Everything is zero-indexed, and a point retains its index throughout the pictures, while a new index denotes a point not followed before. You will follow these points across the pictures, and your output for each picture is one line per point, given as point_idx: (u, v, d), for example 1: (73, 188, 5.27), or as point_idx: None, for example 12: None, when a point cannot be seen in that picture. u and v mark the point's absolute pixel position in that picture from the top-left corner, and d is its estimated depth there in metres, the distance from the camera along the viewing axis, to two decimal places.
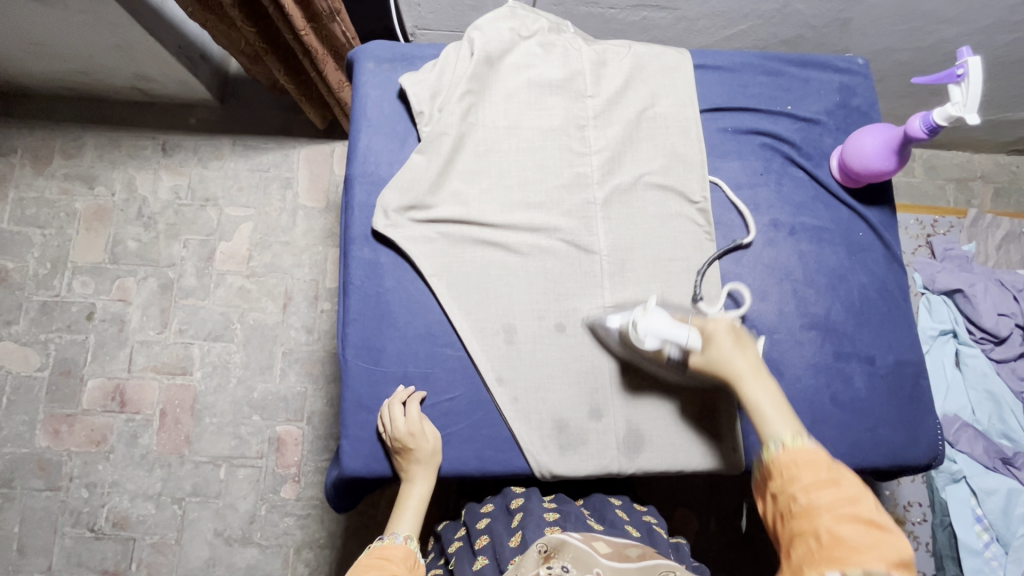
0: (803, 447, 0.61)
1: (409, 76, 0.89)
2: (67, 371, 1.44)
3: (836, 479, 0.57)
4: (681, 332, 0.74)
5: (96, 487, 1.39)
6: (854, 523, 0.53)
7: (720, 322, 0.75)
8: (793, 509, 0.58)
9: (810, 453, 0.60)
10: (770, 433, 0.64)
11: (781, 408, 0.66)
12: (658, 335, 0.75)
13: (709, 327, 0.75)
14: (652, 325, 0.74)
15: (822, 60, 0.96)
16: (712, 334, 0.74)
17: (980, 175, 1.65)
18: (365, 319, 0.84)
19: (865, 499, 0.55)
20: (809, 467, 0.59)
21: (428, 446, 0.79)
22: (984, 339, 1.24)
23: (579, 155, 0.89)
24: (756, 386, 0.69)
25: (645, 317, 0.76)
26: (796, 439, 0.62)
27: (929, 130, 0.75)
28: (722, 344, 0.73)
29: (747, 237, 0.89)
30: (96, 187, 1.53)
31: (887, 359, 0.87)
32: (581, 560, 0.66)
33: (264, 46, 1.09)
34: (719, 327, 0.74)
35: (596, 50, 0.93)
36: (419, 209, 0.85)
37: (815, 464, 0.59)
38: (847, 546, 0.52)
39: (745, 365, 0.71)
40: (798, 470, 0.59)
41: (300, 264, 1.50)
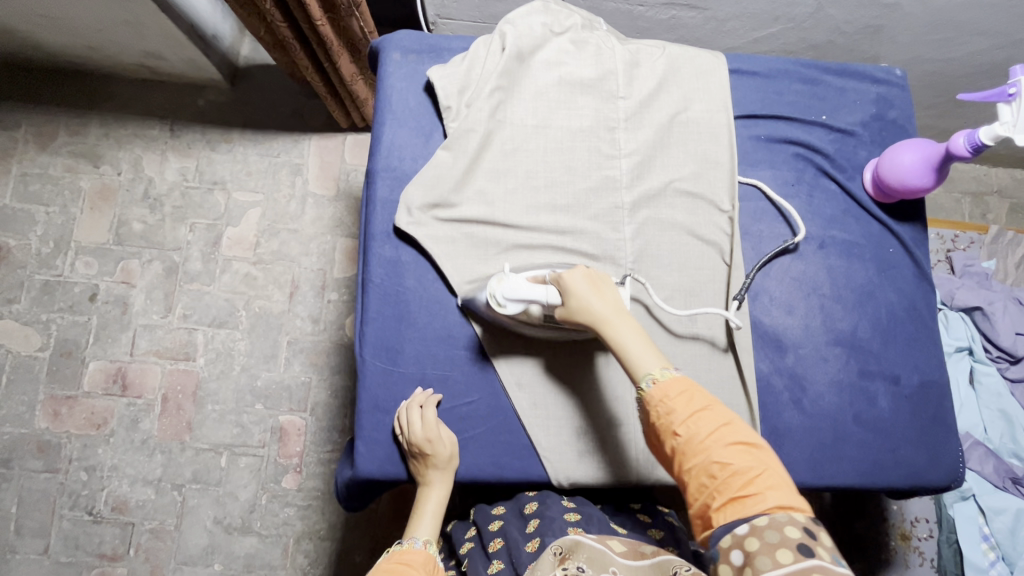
0: (672, 379, 0.65)
1: (436, 70, 0.86)
2: (68, 352, 1.42)
3: (709, 408, 0.62)
4: (534, 292, 0.73)
5: (95, 471, 1.37)
6: (740, 448, 0.60)
7: (570, 273, 0.73)
8: (677, 445, 0.62)
9: (679, 385, 0.64)
10: (641, 371, 0.67)
11: (646, 347, 0.68)
12: (516, 300, 0.74)
13: (559, 280, 0.73)
14: (507, 291, 0.73)
15: (859, 70, 0.94)
16: (567, 286, 0.72)
17: (997, 190, 1.64)
18: (384, 319, 0.82)
19: (734, 419, 0.62)
20: (681, 399, 0.63)
21: (444, 452, 0.77)
22: (1000, 357, 1.23)
23: (608, 158, 0.87)
24: (612, 329, 0.70)
25: (501, 285, 0.75)
26: (665, 373, 0.66)
27: (973, 149, 0.73)
28: (579, 294, 0.72)
29: (797, 239, 0.87)
30: (102, 165, 1.50)
31: (912, 379, 0.86)
32: (594, 559, 0.67)
33: (294, 41, 1.06)
34: (574, 276, 0.73)
35: (629, 50, 0.90)
36: (443, 207, 0.83)
37: (689, 395, 0.63)
38: (736, 475, 0.58)
39: (602, 313, 0.71)
40: (675, 404, 0.63)
41: (308, 253, 1.47)
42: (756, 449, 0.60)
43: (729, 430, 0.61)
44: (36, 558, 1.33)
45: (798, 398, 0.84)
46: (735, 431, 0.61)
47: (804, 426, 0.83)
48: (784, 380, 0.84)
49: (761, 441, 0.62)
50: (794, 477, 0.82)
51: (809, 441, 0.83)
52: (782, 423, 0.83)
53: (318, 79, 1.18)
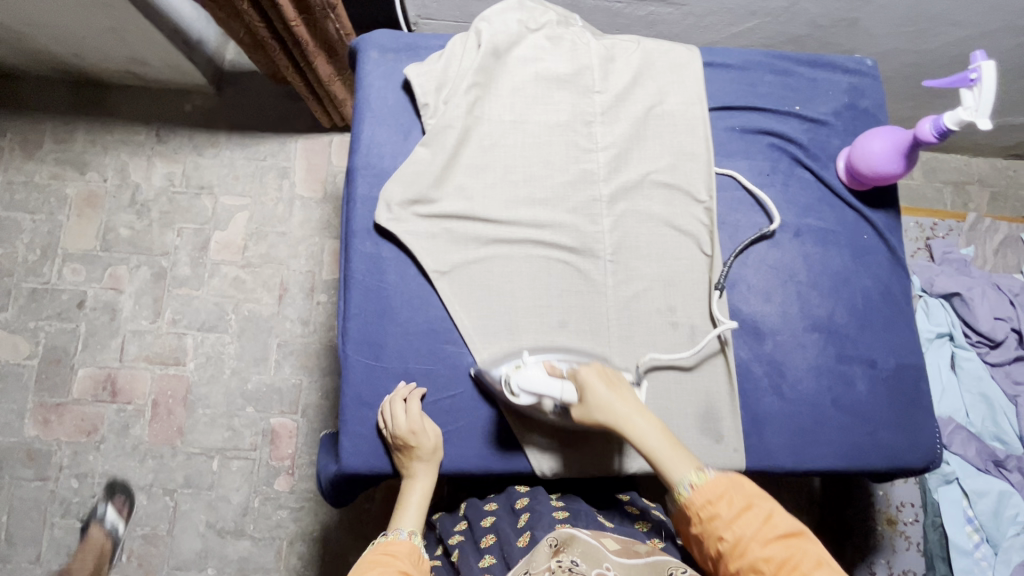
0: (707, 480, 0.68)
1: (414, 67, 0.88)
2: (57, 359, 1.42)
3: (749, 504, 0.65)
4: (556, 385, 0.74)
5: (86, 478, 1.37)
6: (784, 542, 0.63)
7: (586, 368, 0.76)
8: (723, 548, 0.65)
9: (715, 485, 0.67)
10: (675, 476, 0.70)
11: (671, 446, 0.72)
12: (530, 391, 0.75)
13: (578, 376, 0.76)
14: (523, 381, 0.74)
15: (831, 60, 0.95)
16: (585, 383, 0.75)
17: (977, 179, 1.67)
18: (366, 315, 0.83)
19: (775, 510, 0.65)
20: (721, 500, 0.66)
21: (428, 444, 0.78)
22: (980, 342, 1.25)
23: (585, 151, 0.88)
24: (635, 429, 0.73)
25: (518, 373, 0.75)
26: (700, 475, 0.69)
27: (939, 135, 0.75)
28: (599, 390, 0.75)
29: (773, 226, 0.89)
30: (88, 172, 1.50)
31: (888, 363, 0.88)
32: (589, 553, 0.67)
33: (273, 41, 1.07)
34: (590, 372, 0.76)
35: (605, 45, 0.91)
36: (422, 203, 0.84)
37: (728, 496, 0.66)
38: (783, 570, 0.61)
39: (621, 412, 0.74)
40: (717, 507, 0.66)
41: (296, 255, 1.48)
42: (798, 539, 0.63)
43: (769, 521, 0.64)
44: (28, 567, 1.33)
45: (777, 384, 0.85)
46: (775, 521, 0.64)
47: (784, 411, 0.84)
48: (764, 367, 0.86)
49: (806, 532, 0.64)
50: (774, 462, 0.83)
51: (788, 426, 0.84)
52: (762, 409, 0.84)
53: (298, 78, 1.19)
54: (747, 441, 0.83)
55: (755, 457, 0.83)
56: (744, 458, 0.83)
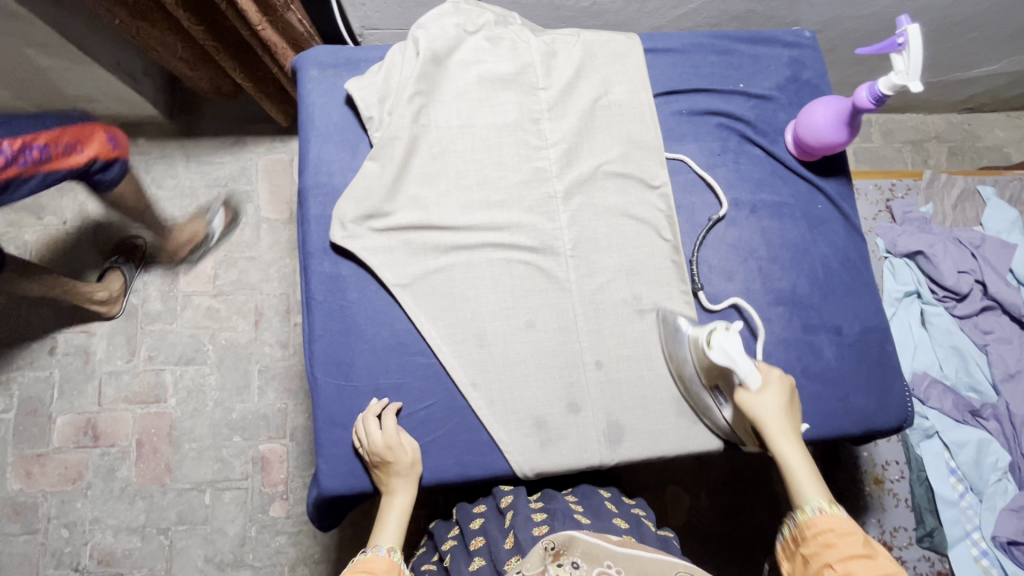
0: (837, 515, 0.68)
1: (354, 81, 0.87)
2: (33, 410, 1.38)
3: (874, 555, 0.64)
4: (750, 363, 0.75)
5: (76, 526, 1.34)
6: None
7: (779, 375, 0.77)
8: None
9: (845, 523, 0.67)
10: (806, 496, 0.70)
11: (813, 477, 0.72)
12: (727, 355, 0.75)
13: (765, 377, 0.77)
14: (727, 341, 0.75)
15: (769, 36, 0.97)
16: (770, 382, 0.76)
17: (935, 136, 1.70)
18: (330, 335, 0.82)
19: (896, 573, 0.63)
20: (847, 537, 0.65)
21: (404, 458, 0.78)
22: (947, 297, 1.27)
23: (536, 149, 0.88)
24: (790, 446, 0.73)
25: (724, 334, 0.75)
26: (832, 508, 0.69)
27: (876, 100, 0.77)
28: (776, 396, 0.75)
29: (723, 211, 0.89)
30: (45, 216, 1.46)
31: (854, 328, 0.89)
32: (590, 554, 0.65)
33: (213, 45, 1.08)
34: (778, 378, 0.77)
35: (545, 41, 0.91)
36: (377, 217, 0.83)
37: (854, 537, 0.65)
38: None
39: (783, 426, 0.74)
40: (836, 541, 0.65)
41: (268, 279, 1.46)
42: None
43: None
44: None
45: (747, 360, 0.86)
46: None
47: None
48: None
49: None
50: None
51: None
52: None
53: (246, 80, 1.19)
54: None
55: None
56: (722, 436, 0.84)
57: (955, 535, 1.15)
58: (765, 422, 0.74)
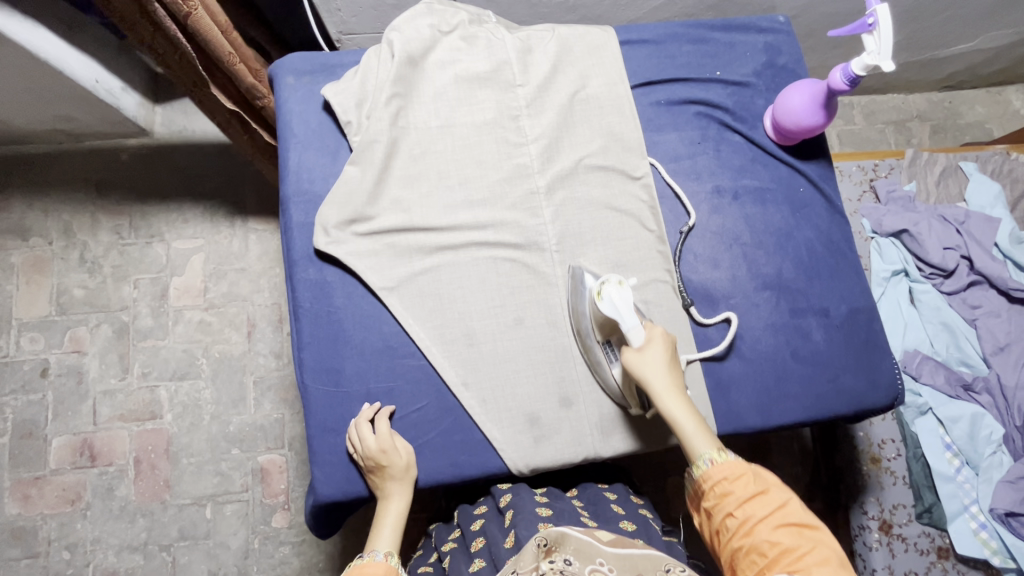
0: (727, 461, 0.70)
1: (331, 87, 0.87)
2: (29, 433, 1.37)
3: (764, 489, 0.67)
4: (634, 318, 0.77)
5: (77, 547, 1.34)
6: (787, 530, 0.64)
7: (659, 330, 0.79)
8: (731, 524, 0.67)
9: (734, 467, 0.70)
10: (697, 450, 0.72)
11: (700, 429, 0.74)
12: (614, 310, 0.77)
13: (650, 334, 0.78)
14: (615, 296, 0.76)
15: (743, 23, 0.97)
16: (653, 338, 0.78)
17: (916, 115, 1.71)
18: (320, 342, 0.82)
19: (788, 500, 0.67)
20: (738, 481, 0.68)
21: (398, 461, 0.78)
22: (933, 274, 1.29)
23: (516, 146, 0.88)
24: (672, 403, 0.75)
25: (615, 289, 0.77)
26: (721, 454, 0.71)
27: (850, 82, 0.77)
28: (657, 354, 0.77)
29: (691, 221, 0.89)
30: (31, 238, 1.45)
31: (841, 310, 0.89)
32: (584, 550, 0.65)
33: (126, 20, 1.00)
34: (656, 335, 0.78)
35: (520, 37, 0.91)
36: (360, 222, 0.83)
37: (746, 478, 0.68)
38: (785, 552, 0.63)
39: (665, 384, 0.76)
40: (732, 486, 0.69)
41: (259, 289, 1.46)
42: (808, 531, 0.65)
43: (782, 509, 0.66)
44: None
45: (736, 347, 0.86)
46: (789, 510, 0.65)
47: (746, 371, 0.86)
48: (721, 332, 0.87)
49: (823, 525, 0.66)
50: (744, 422, 0.84)
51: (753, 385, 0.85)
52: (724, 373, 0.86)
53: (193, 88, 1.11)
54: (715, 406, 0.85)
55: (726, 421, 0.84)
56: (715, 423, 0.84)
57: (953, 510, 1.16)
58: (650, 380, 0.76)
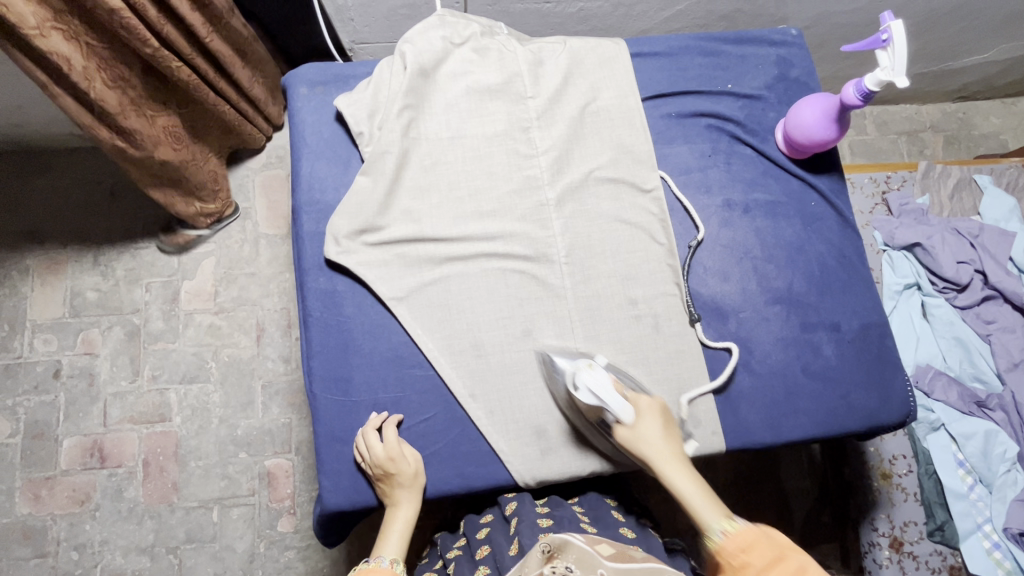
0: (739, 529, 0.67)
1: (343, 98, 0.88)
2: (40, 433, 1.39)
3: (781, 555, 0.63)
4: (617, 396, 0.76)
5: (86, 548, 1.35)
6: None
7: (645, 400, 0.78)
8: None
9: (747, 534, 0.66)
10: (708, 523, 0.69)
11: (707, 496, 0.72)
12: (592, 392, 0.76)
13: (637, 401, 0.78)
14: (590, 380, 0.76)
15: (755, 36, 0.97)
16: (642, 412, 0.77)
17: (930, 125, 1.69)
18: (328, 351, 0.83)
19: (807, 566, 0.62)
20: (753, 551, 0.65)
21: (409, 468, 0.78)
22: (947, 288, 1.27)
23: (527, 158, 0.88)
24: (675, 477, 0.73)
25: (589, 372, 0.77)
26: (731, 522, 0.68)
27: (863, 97, 0.77)
28: (649, 428, 0.76)
29: (700, 236, 0.88)
30: (47, 241, 1.47)
31: (852, 324, 0.89)
32: (584, 559, 0.67)
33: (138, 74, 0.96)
34: (646, 411, 0.77)
35: (532, 50, 0.91)
36: (370, 232, 0.84)
37: (759, 546, 0.64)
38: None
39: (665, 457, 0.74)
40: (749, 557, 0.65)
41: (268, 294, 1.47)
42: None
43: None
44: None
45: (746, 361, 0.86)
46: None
47: (755, 386, 0.85)
48: (731, 346, 0.86)
49: None
50: (753, 438, 0.84)
51: (762, 400, 0.85)
52: (734, 388, 0.85)
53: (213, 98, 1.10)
54: (724, 421, 0.84)
55: (735, 436, 0.84)
56: (724, 438, 0.83)
57: (966, 528, 1.14)
58: (647, 458, 0.74)
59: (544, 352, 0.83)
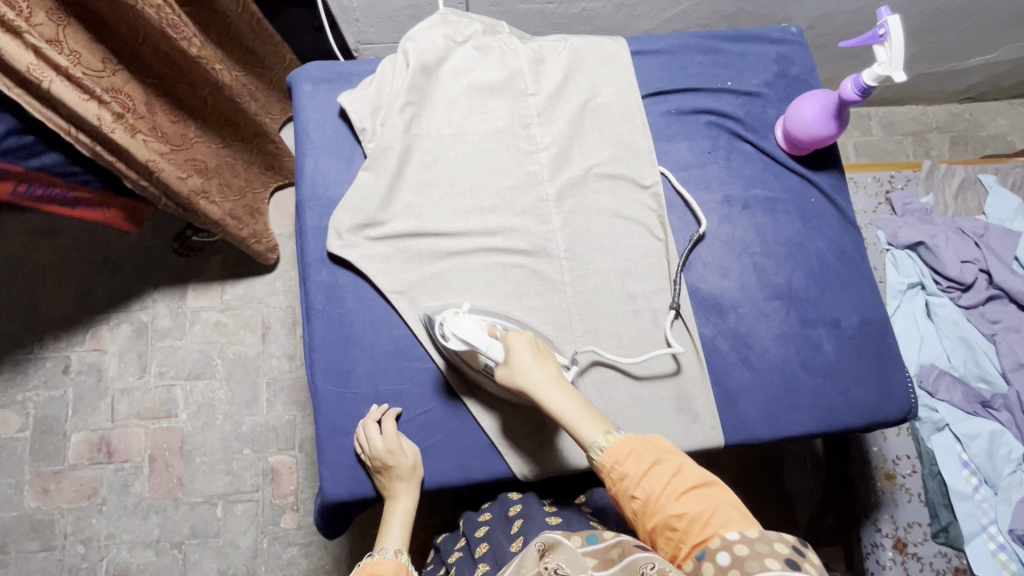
0: (616, 442, 0.68)
1: (347, 95, 0.89)
2: (49, 428, 1.41)
3: (657, 459, 0.65)
4: (485, 337, 0.74)
5: (92, 541, 1.36)
6: (695, 492, 0.63)
7: (520, 339, 0.75)
8: (637, 506, 0.64)
9: (623, 446, 0.67)
10: (588, 440, 0.69)
11: (584, 414, 0.71)
12: (462, 339, 0.74)
13: (513, 346, 0.75)
14: (457, 327, 0.74)
15: (756, 34, 0.97)
16: (513, 347, 0.75)
17: (935, 126, 1.69)
18: (330, 343, 0.84)
19: (683, 465, 0.65)
20: (630, 460, 0.65)
21: (405, 461, 0.78)
22: (951, 287, 1.26)
23: (527, 154, 0.89)
24: (555, 400, 0.72)
25: (453, 320, 0.75)
26: (609, 438, 0.68)
27: (862, 92, 0.77)
28: (522, 358, 0.74)
29: (701, 230, 0.89)
30: (58, 238, 1.50)
31: (852, 321, 0.89)
32: (574, 559, 0.61)
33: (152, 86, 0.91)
34: (519, 343, 0.75)
35: (532, 48, 0.93)
36: (373, 226, 0.85)
37: (636, 454, 0.66)
38: (693, 522, 0.60)
39: (544, 384, 0.73)
40: (626, 467, 0.65)
41: (274, 292, 1.48)
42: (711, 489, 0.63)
43: (678, 476, 0.64)
44: None
45: (745, 356, 0.86)
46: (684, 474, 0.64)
47: (755, 382, 0.85)
48: (731, 341, 0.86)
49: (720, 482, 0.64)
50: (752, 433, 0.84)
51: (762, 395, 0.85)
52: (733, 383, 0.85)
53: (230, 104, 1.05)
54: (723, 416, 0.84)
55: (734, 431, 0.84)
56: (723, 433, 0.83)
57: (971, 529, 1.12)
58: (524, 388, 0.73)
59: (425, 315, 0.83)
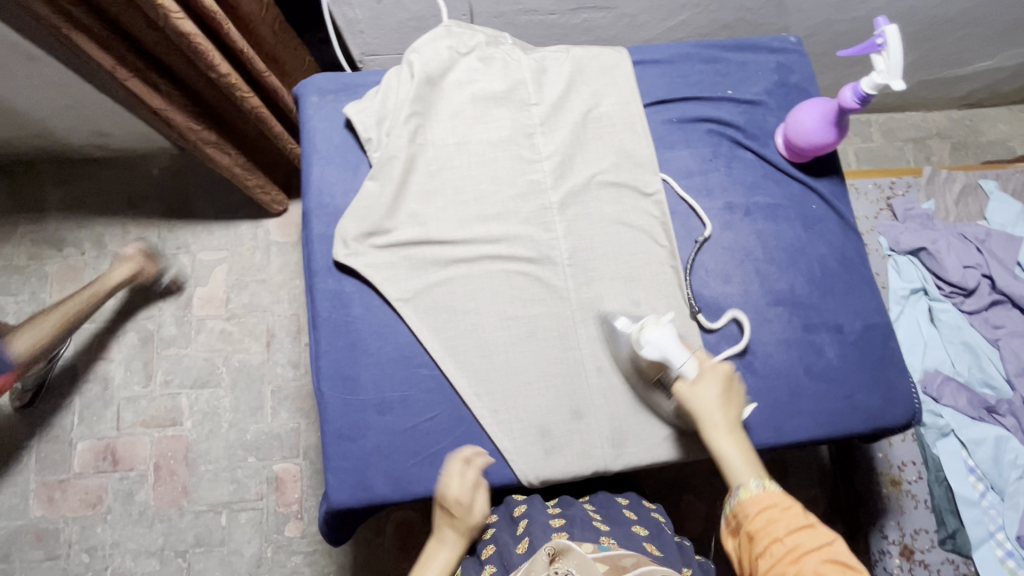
0: (775, 490, 0.69)
1: (352, 106, 0.91)
2: (55, 436, 1.42)
3: (811, 522, 0.65)
4: (682, 353, 0.78)
5: (97, 550, 1.37)
6: (833, 567, 0.61)
7: (722, 366, 0.79)
8: (778, 550, 0.64)
9: (784, 497, 0.68)
10: (745, 478, 0.71)
11: (746, 457, 0.73)
12: (659, 347, 0.79)
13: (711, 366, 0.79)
14: (659, 336, 0.78)
15: (755, 43, 0.99)
16: (705, 376, 0.78)
17: (936, 132, 1.69)
18: (336, 351, 0.84)
19: (836, 542, 0.64)
20: (787, 510, 0.66)
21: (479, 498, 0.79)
22: (954, 293, 1.27)
23: (530, 162, 0.90)
24: (725, 440, 0.75)
25: (654, 328, 0.80)
26: (769, 484, 0.70)
27: (861, 100, 0.78)
28: (710, 391, 0.77)
29: (707, 232, 0.90)
30: (66, 248, 1.51)
31: (855, 326, 0.89)
32: (584, 567, 0.66)
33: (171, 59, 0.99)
34: (710, 377, 0.78)
35: (535, 59, 0.94)
36: (378, 234, 0.86)
37: (793, 509, 0.66)
38: None
39: (722, 417, 0.76)
40: (777, 515, 0.66)
41: (279, 300, 1.49)
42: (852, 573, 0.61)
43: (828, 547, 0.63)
44: None
45: (749, 362, 0.86)
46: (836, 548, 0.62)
47: (758, 387, 0.86)
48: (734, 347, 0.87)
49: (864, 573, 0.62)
50: (756, 439, 0.84)
51: (766, 401, 0.85)
52: None
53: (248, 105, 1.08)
54: None
55: None
56: None
57: (978, 536, 1.12)
58: (701, 412, 0.76)
59: (605, 316, 0.86)
